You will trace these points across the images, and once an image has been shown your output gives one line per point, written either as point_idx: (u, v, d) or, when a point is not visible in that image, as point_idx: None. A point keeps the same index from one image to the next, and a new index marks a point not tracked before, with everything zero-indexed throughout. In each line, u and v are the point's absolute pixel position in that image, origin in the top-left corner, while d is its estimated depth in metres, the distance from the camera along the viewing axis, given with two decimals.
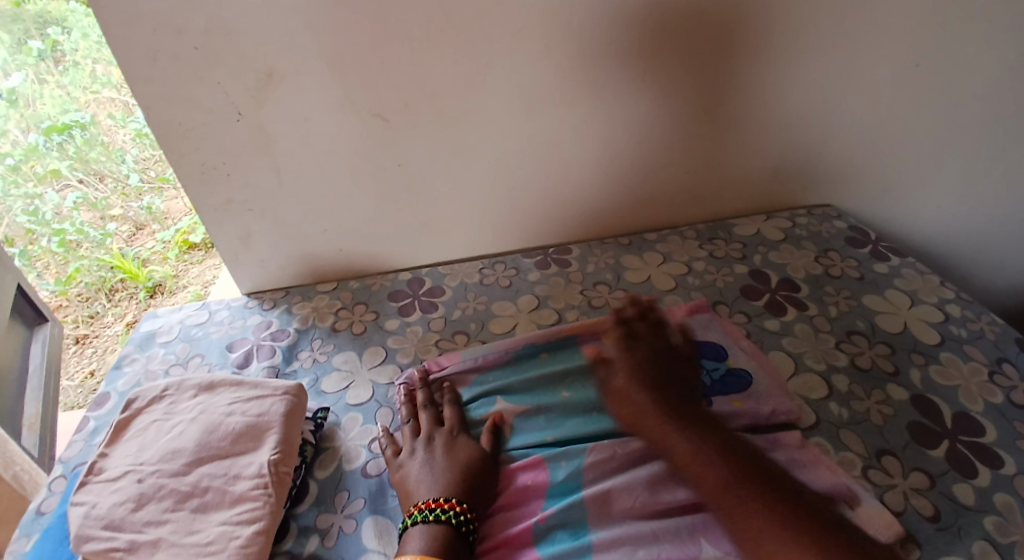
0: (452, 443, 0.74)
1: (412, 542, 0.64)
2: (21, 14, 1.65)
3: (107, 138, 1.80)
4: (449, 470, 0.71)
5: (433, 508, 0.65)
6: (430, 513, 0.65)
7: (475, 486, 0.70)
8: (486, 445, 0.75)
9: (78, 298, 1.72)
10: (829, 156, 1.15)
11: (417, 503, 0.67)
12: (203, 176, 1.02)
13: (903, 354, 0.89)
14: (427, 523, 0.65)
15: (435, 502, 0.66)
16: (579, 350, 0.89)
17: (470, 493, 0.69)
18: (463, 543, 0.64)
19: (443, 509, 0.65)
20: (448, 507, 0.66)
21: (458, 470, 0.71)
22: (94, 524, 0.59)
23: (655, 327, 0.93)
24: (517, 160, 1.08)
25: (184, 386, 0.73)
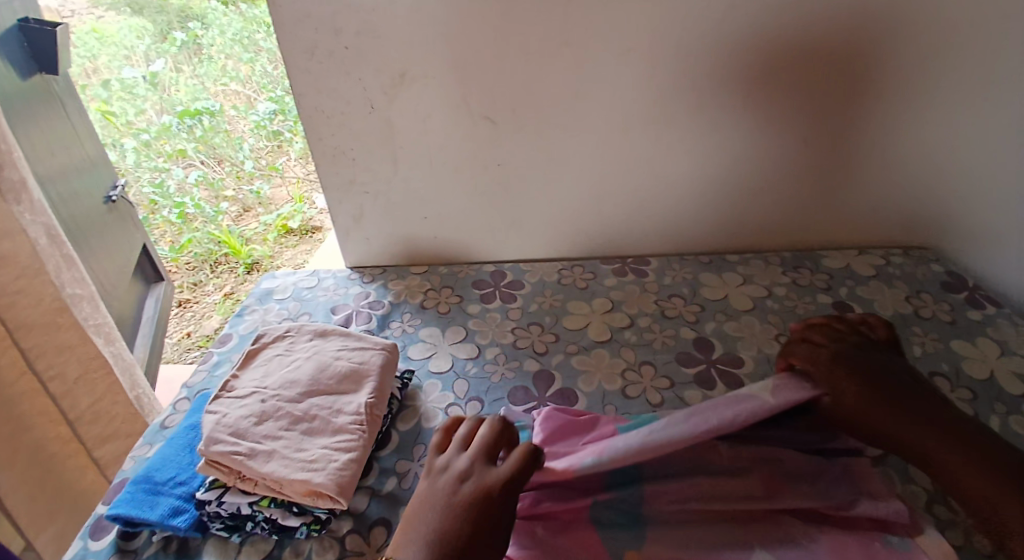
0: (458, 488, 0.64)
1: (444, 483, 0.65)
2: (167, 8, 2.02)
3: (229, 126, 2.05)
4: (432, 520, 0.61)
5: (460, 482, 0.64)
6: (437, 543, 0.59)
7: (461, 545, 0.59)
8: (504, 474, 0.64)
9: (186, 266, 1.94)
10: (929, 198, 1.13)
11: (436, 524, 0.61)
12: (335, 159, 1.15)
13: (986, 402, 0.87)
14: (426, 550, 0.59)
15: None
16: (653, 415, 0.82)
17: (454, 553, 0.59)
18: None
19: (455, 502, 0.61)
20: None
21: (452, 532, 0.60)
22: (221, 430, 0.70)
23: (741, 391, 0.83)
24: (611, 172, 1.15)
25: (302, 330, 0.85)
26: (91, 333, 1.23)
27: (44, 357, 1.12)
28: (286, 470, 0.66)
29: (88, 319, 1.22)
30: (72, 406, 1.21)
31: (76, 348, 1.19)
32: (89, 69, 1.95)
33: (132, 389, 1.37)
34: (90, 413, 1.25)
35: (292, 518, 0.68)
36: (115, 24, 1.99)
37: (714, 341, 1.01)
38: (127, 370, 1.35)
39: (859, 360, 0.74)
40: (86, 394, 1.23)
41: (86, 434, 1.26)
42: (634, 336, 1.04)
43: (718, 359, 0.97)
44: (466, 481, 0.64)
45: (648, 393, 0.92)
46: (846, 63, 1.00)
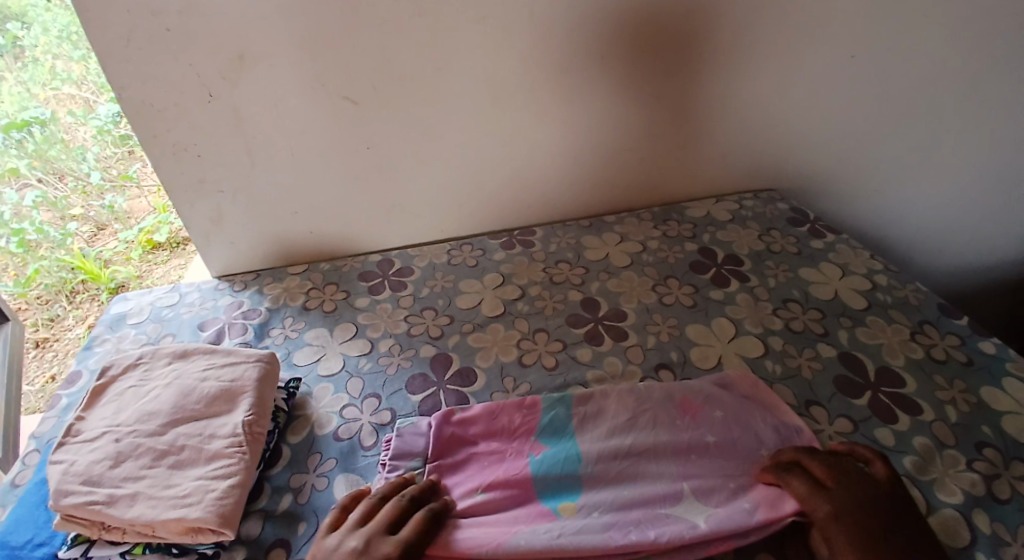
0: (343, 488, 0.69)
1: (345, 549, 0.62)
2: None
3: (67, 136, 1.73)
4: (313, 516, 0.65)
5: None
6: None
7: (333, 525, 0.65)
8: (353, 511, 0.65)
9: (37, 301, 1.71)
10: (776, 142, 1.22)
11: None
12: (177, 156, 1.04)
13: (833, 318, 0.96)
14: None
15: None
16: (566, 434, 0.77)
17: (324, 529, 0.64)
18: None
19: None
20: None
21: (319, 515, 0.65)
22: (71, 480, 0.62)
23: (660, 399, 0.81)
24: (482, 145, 1.13)
25: (158, 355, 0.77)
26: None
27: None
28: (154, 512, 0.60)
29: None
30: None
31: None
32: None
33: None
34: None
35: None
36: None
37: (600, 300, 1.04)
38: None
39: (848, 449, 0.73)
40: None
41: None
42: (526, 307, 1.04)
43: (604, 316, 1.00)
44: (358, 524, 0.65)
45: (543, 359, 0.93)
46: (689, 19, 1.03)
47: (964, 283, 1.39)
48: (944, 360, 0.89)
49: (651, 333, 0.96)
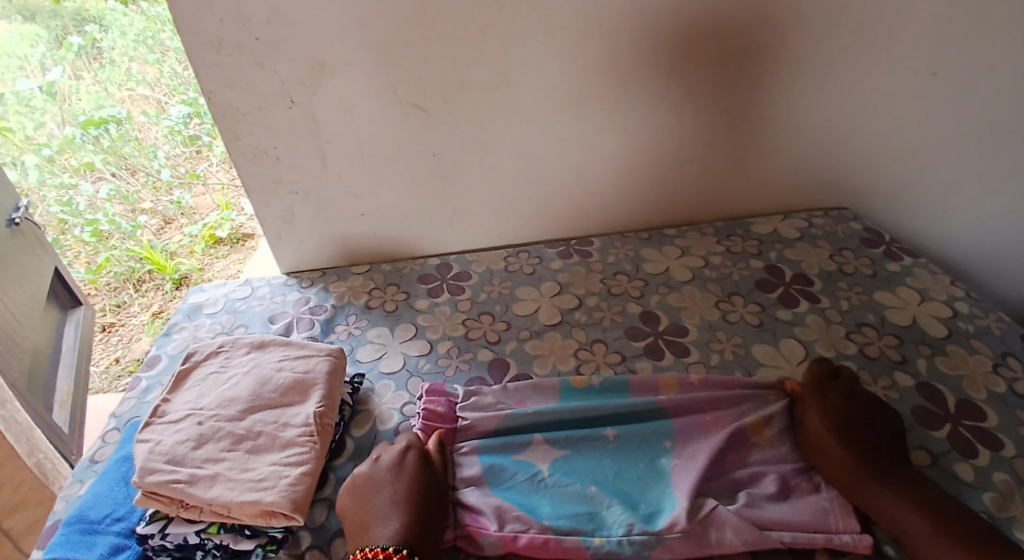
0: (409, 466, 0.72)
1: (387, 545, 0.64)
2: (60, 11, 1.81)
3: (140, 134, 1.88)
4: (403, 499, 0.68)
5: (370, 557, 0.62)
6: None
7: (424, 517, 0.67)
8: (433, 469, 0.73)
9: (106, 286, 1.74)
10: (846, 161, 1.18)
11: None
12: (256, 158, 1.10)
13: (911, 345, 0.93)
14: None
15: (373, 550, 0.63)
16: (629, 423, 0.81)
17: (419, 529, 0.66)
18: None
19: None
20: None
21: (408, 500, 0.68)
22: (157, 458, 0.65)
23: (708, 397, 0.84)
24: (545, 154, 1.14)
25: (236, 344, 0.80)
26: None
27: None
28: (232, 493, 0.63)
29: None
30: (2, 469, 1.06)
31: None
32: None
33: (31, 455, 1.18)
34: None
35: (245, 542, 0.65)
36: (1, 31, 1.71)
37: (660, 314, 1.03)
38: (22, 434, 1.16)
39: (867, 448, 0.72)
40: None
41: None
42: (584, 316, 1.04)
43: (664, 331, 0.99)
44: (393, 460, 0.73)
45: (602, 370, 0.93)
46: (759, 33, 1.03)
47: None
48: None
49: (714, 351, 0.94)
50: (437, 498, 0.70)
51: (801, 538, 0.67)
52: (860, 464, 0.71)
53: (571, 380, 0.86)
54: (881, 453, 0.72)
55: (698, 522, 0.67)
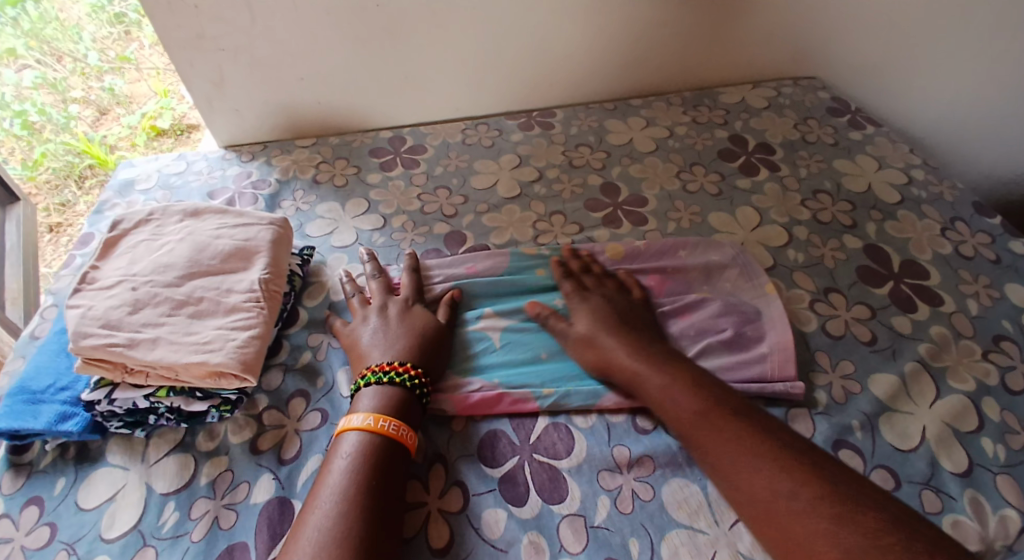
0: (408, 310, 0.74)
1: (364, 401, 0.64)
2: None
3: (61, 13, 1.60)
4: (406, 334, 0.71)
5: (387, 371, 0.65)
6: (385, 375, 0.65)
7: (433, 350, 0.71)
8: (443, 317, 0.75)
9: (46, 184, 1.50)
10: (823, 22, 1.12)
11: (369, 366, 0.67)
12: (172, 7, 0.96)
13: (864, 211, 0.93)
14: (381, 385, 0.65)
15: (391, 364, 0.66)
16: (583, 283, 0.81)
17: (426, 359, 0.69)
18: (418, 403, 0.66)
19: (398, 372, 0.65)
20: (403, 370, 0.66)
21: (413, 333, 0.71)
22: (90, 323, 0.62)
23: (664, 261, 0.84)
24: (503, 9, 1.04)
25: (169, 212, 0.75)
26: None
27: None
28: (176, 355, 0.61)
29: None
30: None
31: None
32: None
33: None
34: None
35: (196, 404, 0.64)
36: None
37: (621, 185, 1.00)
38: None
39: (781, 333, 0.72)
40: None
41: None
42: (544, 189, 1.00)
43: (625, 202, 0.97)
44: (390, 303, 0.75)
45: (560, 240, 0.91)
46: None
47: (1014, 197, 1.31)
48: (972, 257, 0.86)
49: (672, 220, 0.93)
50: (443, 338, 0.73)
51: (736, 386, 0.70)
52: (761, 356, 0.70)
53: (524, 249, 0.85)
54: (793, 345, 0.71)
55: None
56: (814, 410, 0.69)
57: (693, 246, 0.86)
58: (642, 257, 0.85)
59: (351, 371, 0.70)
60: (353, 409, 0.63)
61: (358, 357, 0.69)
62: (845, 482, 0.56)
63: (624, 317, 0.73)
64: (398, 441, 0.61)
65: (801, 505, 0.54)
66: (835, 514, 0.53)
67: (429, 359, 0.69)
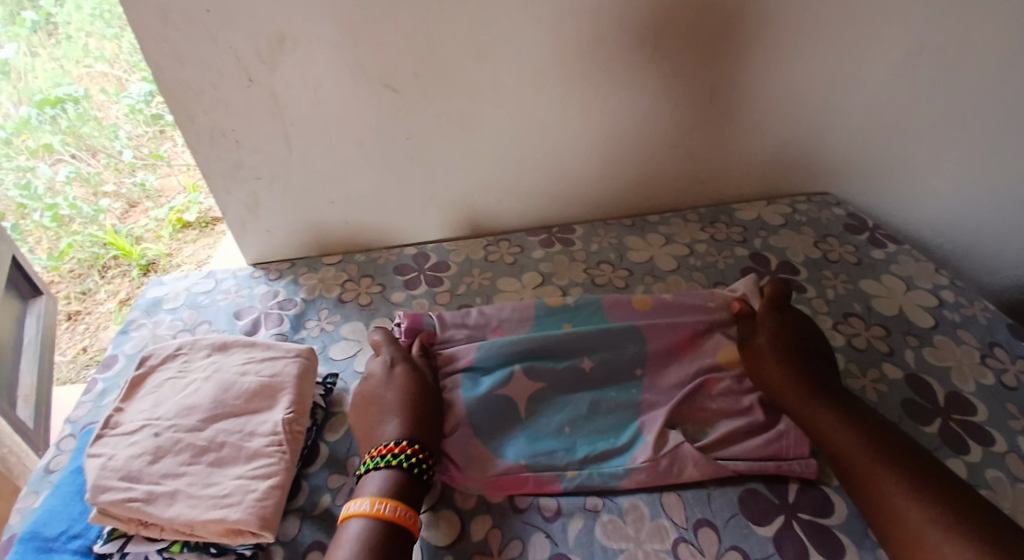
0: (399, 374, 0.77)
1: (369, 486, 0.66)
2: None
3: (100, 113, 1.77)
4: (400, 400, 0.74)
5: (384, 454, 0.67)
6: (382, 460, 0.66)
7: (428, 415, 0.73)
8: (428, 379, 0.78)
9: (70, 274, 1.65)
10: (832, 145, 1.16)
11: (373, 449, 0.69)
12: (213, 140, 1.02)
13: (898, 336, 0.91)
14: (381, 469, 0.66)
15: (391, 446, 0.68)
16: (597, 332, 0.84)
17: (422, 428, 0.72)
18: (420, 483, 0.67)
19: (394, 454, 0.67)
20: (401, 450, 0.68)
21: (410, 399, 0.74)
22: (109, 476, 0.60)
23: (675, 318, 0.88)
24: (524, 136, 1.09)
25: (197, 346, 0.75)
26: None
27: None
28: (194, 512, 0.58)
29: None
30: None
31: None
32: None
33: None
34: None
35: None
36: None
37: None
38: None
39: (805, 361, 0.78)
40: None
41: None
42: None
43: None
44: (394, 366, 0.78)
45: None
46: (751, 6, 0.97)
47: None
48: (1017, 387, 0.84)
49: None
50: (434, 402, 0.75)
51: (756, 465, 0.72)
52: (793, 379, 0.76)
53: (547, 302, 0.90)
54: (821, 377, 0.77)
55: (665, 455, 0.73)
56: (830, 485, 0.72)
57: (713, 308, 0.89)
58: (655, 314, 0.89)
59: None
60: (357, 493, 0.65)
61: (369, 430, 0.73)
62: (914, 502, 0.62)
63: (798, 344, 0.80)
64: (383, 521, 0.61)
65: (936, 527, 0.59)
66: (966, 527, 0.59)
67: (421, 423, 0.72)
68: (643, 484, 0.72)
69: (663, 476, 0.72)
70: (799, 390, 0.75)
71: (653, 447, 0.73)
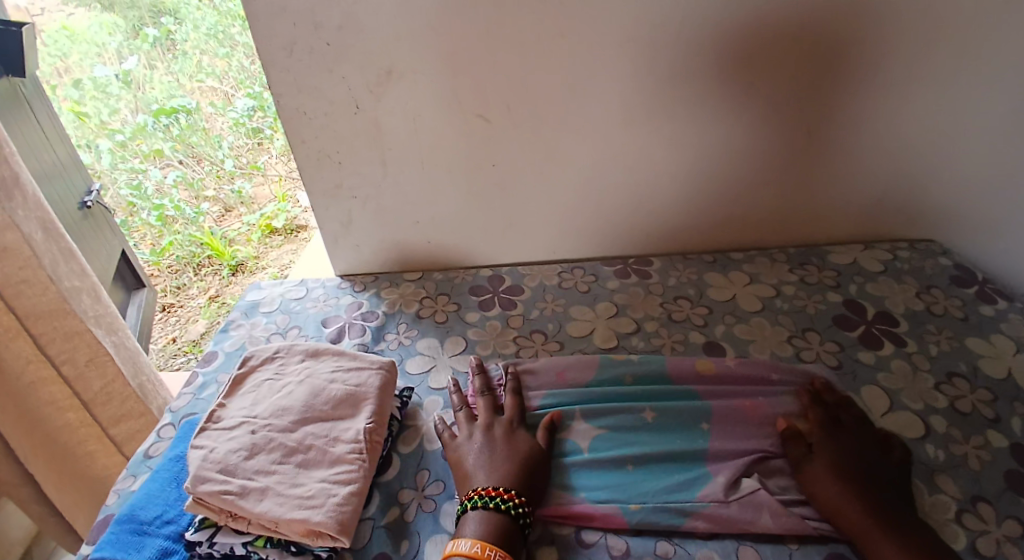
0: (513, 435, 0.77)
1: (470, 525, 0.67)
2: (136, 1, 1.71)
3: (207, 124, 1.90)
4: (509, 460, 0.74)
5: (492, 495, 0.68)
6: (491, 500, 0.68)
7: (533, 478, 0.73)
8: (543, 441, 0.78)
9: (168, 269, 1.80)
10: (934, 192, 1.10)
11: (475, 489, 0.70)
12: (318, 162, 1.10)
13: (1006, 402, 0.85)
14: (487, 509, 0.67)
15: (487, 489, 0.69)
16: (681, 395, 0.85)
17: (527, 485, 0.72)
18: (516, 530, 0.67)
19: (501, 497, 0.68)
20: (507, 496, 0.68)
21: (516, 462, 0.73)
22: (209, 466, 0.65)
23: (752, 380, 0.87)
24: (609, 169, 1.10)
25: (292, 351, 0.81)
26: (91, 325, 1.02)
27: (20, 296, 0.90)
28: (282, 509, 0.62)
29: (65, 278, 0.96)
30: (84, 389, 1.04)
31: (76, 336, 0.99)
32: (60, 68, 1.67)
33: (136, 378, 1.14)
34: (103, 396, 1.07)
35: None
36: (82, 18, 1.67)
37: (725, 345, 0.97)
38: (130, 358, 1.12)
39: (866, 476, 0.71)
40: (69, 364, 1.00)
41: (85, 388, 1.04)
42: (641, 343, 0.99)
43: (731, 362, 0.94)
44: (478, 430, 0.78)
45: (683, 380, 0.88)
46: (852, 48, 0.96)
47: None
48: None
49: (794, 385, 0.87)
50: (541, 463, 0.75)
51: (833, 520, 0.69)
52: (851, 496, 0.69)
53: (612, 358, 0.90)
54: (891, 498, 0.69)
55: (735, 499, 0.71)
56: None
57: (784, 368, 0.89)
58: (730, 373, 0.88)
59: (440, 544, 0.68)
60: (458, 534, 0.66)
61: (463, 478, 0.73)
62: None
63: (858, 463, 0.73)
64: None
65: None
66: None
67: (528, 485, 0.72)
68: (712, 527, 0.70)
69: (732, 521, 0.70)
70: (859, 513, 0.68)
71: (722, 492, 0.72)
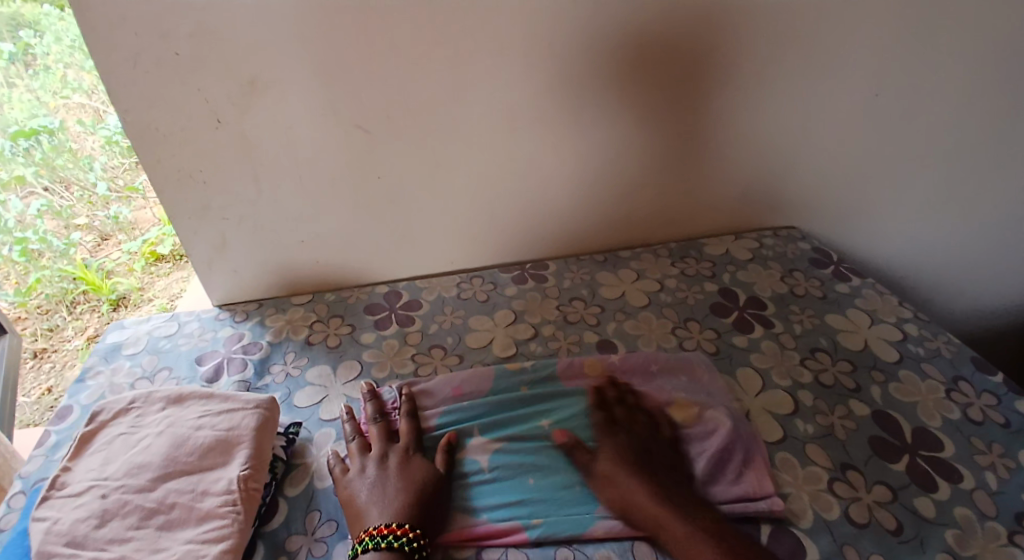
0: (408, 462, 0.74)
1: None
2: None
3: (76, 145, 1.64)
4: (403, 490, 0.70)
5: (384, 534, 0.65)
6: (382, 540, 0.65)
7: (430, 506, 0.70)
8: (441, 465, 0.75)
9: (38, 310, 1.62)
10: (799, 181, 1.18)
11: (367, 529, 0.67)
12: (180, 181, 1.01)
13: (864, 371, 0.93)
14: (379, 550, 0.64)
15: (381, 528, 0.66)
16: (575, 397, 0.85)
17: (424, 515, 0.69)
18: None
19: (395, 534, 0.65)
20: (401, 532, 0.66)
21: (411, 491, 0.70)
22: (56, 540, 0.59)
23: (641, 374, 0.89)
24: (496, 175, 1.09)
25: (150, 399, 0.74)
26: None
27: None
28: None
29: None
30: None
31: None
32: None
33: None
34: None
35: None
36: None
37: (616, 342, 0.99)
38: None
39: None
40: None
41: None
42: (539, 348, 0.99)
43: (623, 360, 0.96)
44: (372, 464, 0.74)
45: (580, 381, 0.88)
46: (715, 50, 1.00)
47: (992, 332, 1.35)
48: (981, 420, 0.85)
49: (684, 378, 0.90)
50: (438, 491, 0.72)
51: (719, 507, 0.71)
52: None
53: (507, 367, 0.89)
54: None
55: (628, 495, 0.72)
56: (795, 525, 0.72)
57: (665, 360, 0.91)
58: (620, 370, 0.89)
59: None
60: None
61: (357, 516, 0.69)
62: None
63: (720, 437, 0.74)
64: None
65: None
66: None
67: (426, 514, 0.69)
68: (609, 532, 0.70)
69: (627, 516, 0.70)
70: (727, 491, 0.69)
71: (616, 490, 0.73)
